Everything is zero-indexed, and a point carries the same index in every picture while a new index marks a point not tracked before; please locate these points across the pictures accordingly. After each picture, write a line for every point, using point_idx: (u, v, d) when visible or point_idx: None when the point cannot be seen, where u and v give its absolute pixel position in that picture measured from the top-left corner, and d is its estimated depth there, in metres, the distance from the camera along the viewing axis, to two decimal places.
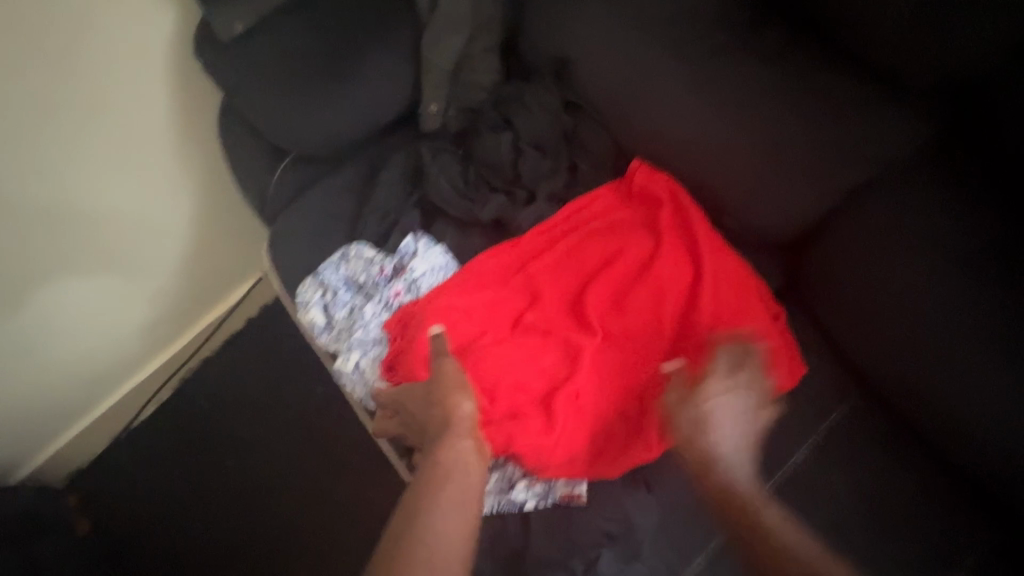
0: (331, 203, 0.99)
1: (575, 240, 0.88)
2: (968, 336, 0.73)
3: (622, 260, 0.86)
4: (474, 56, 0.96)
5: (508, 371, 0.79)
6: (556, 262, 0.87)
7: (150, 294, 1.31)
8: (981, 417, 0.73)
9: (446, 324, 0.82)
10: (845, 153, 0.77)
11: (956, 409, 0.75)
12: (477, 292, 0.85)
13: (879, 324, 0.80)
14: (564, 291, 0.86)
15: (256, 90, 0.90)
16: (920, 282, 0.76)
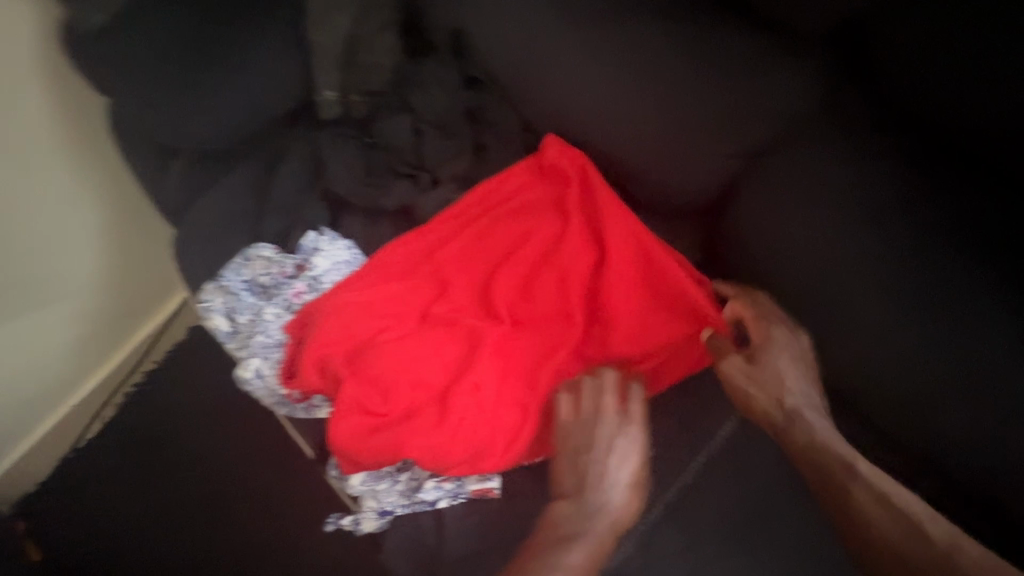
0: (233, 201, 0.93)
1: (484, 225, 0.84)
2: (908, 305, 0.67)
3: (532, 243, 0.82)
4: (368, 35, 0.89)
5: (406, 368, 0.75)
6: (459, 248, 0.83)
7: (73, 309, 1.26)
8: (931, 390, 0.67)
9: (343, 321, 0.77)
10: (743, 111, 0.72)
11: (904, 383, 0.69)
12: (379, 285, 0.80)
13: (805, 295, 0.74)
14: (467, 278, 0.81)
15: (129, 86, 0.83)
16: (845, 244, 0.70)
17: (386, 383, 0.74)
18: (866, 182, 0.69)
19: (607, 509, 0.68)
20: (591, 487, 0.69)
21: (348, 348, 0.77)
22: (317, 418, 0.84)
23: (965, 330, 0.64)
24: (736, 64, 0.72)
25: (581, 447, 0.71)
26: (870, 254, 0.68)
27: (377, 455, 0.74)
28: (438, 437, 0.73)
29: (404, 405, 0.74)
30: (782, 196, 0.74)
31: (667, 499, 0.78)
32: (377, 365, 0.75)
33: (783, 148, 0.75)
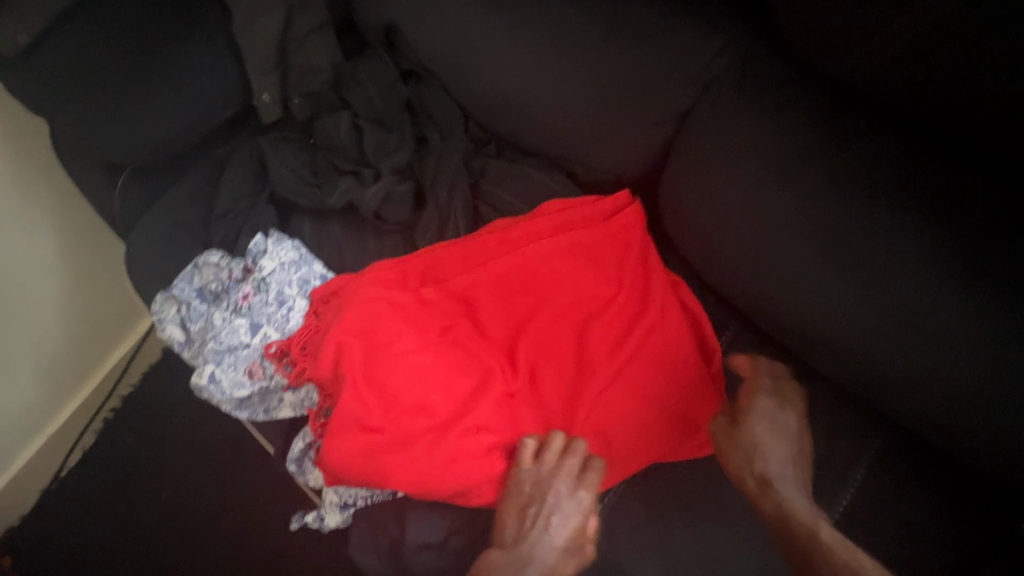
0: (181, 213, 0.93)
1: (484, 244, 0.81)
2: (922, 296, 0.63)
3: (551, 256, 0.80)
4: (301, 37, 0.92)
5: (403, 394, 0.72)
6: (486, 265, 0.79)
7: (35, 336, 1.25)
8: (921, 374, 0.66)
9: (333, 351, 0.73)
10: (668, 79, 0.73)
11: (898, 366, 0.67)
12: (371, 307, 0.75)
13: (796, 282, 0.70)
14: (471, 287, 0.79)
15: (63, 106, 0.83)
16: (854, 238, 0.65)
17: (389, 400, 0.72)
18: (790, 140, 0.68)
19: (535, 566, 0.66)
20: (526, 537, 0.67)
21: (357, 364, 0.72)
22: (278, 419, 0.83)
23: (927, 307, 0.63)
24: (653, 33, 0.72)
25: (529, 497, 0.69)
26: (800, 215, 0.68)
27: (362, 473, 0.71)
28: (423, 449, 0.71)
29: (403, 422, 0.71)
30: (705, 163, 0.73)
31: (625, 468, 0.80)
32: (388, 377, 0.72)
33: (704, 112, 0.73)
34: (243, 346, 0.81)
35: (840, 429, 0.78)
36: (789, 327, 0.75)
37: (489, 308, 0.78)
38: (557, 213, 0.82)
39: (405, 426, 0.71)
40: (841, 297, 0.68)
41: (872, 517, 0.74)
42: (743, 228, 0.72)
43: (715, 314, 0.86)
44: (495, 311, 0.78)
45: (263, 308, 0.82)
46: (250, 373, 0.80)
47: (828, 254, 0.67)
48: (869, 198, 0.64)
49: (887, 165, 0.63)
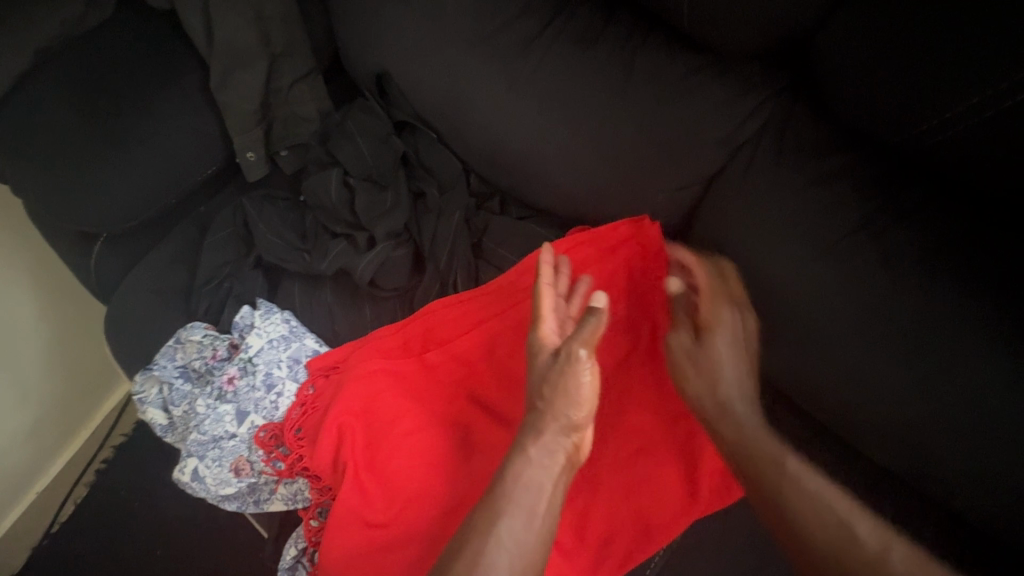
0: (161, 280, 0.86)
1: (495, 301, 0.73)
2: (986, 394, 0.53)
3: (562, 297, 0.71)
4: (285, 89, 0.84)
5: (404, 484, 0.65)
6: (493, 307, 0.72)
7: (20, 399, 1.19)
8: (981, 481, 0.55)
9: (330, 434, 0.67)
10: (692, 140, 0.66)
11: (951, 470, 0.57)
12: (370, 383, 0.70)
13: (829, 367, 0.62)
14: (472, 350, 0.71)
15: (25, 176, 0.75)
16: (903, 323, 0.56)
17: (389, 486, 0.65)
18: (832, 205, 0.60)
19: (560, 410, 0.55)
20: (551, 381, 0.56)
21: (355, 443, 0.67)
22: (269, 511, 0.76)
23: (996, 411, 0.53)
24: (671, 92, 0.65)
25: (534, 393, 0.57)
26: (854, 291, 0.59)
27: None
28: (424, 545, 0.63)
29: (403, 513, 0.64)
30: (745, 227, 0.65)
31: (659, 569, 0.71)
32: (387, 465, 0.65)
33: (734, 174, 0.66)
34: (229, 437, 0.73)
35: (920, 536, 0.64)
36: (843, 421, 0.64)
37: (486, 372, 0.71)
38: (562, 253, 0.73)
39: (408, 519, 0.64)
40: (888, 388, 0.58)
41: None
42: (789, 307, 0.63)
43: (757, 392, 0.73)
44: (504, 382, 0.70)
45: (249, 394, 0.74)
46: (235, 469, 0.72)
47: (892, 337, 0.57)
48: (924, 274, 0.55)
49: (942, 237, 0.56)
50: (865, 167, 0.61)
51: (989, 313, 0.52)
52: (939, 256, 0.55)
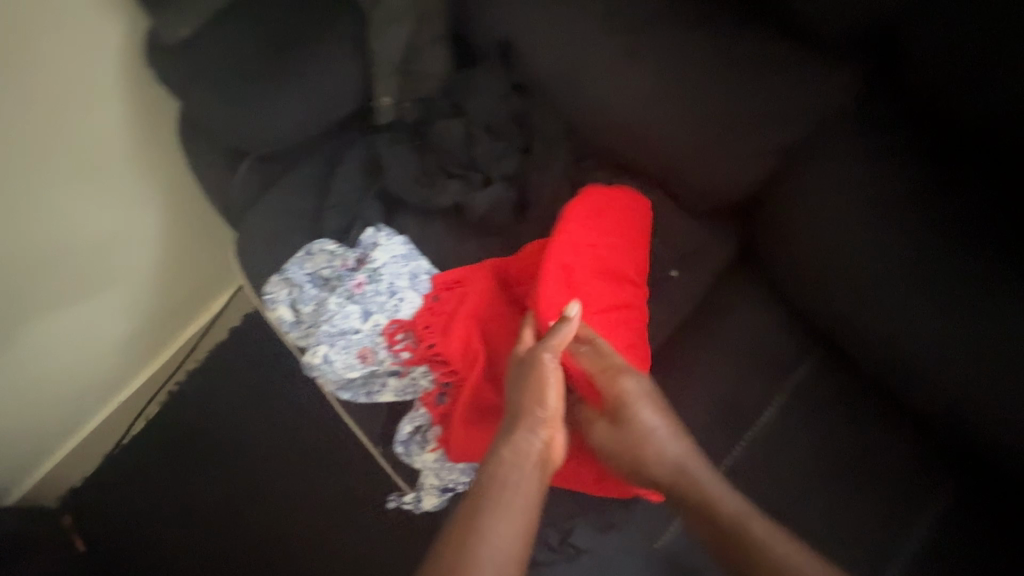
0: (294, 202, 0.99)
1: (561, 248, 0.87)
2: (990, 326, 0.74)
3: (597, 249, 0.84)
4: (422, 48, 0.98)
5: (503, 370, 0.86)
6: (543, 254, 0.85)
7: (126, 308, 1.32)
8: (992, 399, 0.75)
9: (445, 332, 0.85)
10: (780, 111, 0.80)
11: (963, 388, 0.77)
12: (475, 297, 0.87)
13: (879, 307, 0.81)
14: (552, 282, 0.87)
15: (207, 95, 0.90)
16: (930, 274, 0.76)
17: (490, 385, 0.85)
18: (884, 172, 0.78)
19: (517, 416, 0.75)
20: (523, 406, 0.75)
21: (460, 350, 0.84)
22: (378, 403, 0.88)
23: (1001, 338, 0.73)
24: (767, 71, 0.80)
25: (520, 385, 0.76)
26: (888, 239, 0.78)
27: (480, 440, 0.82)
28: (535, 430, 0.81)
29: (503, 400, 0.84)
30: (816, 198, 0.83)
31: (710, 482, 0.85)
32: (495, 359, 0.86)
33: (804, 146, 0.83)
34: (355, 331, 0.86)
35: (900, 448, 0.87)
36: (867, 343, 0.85)
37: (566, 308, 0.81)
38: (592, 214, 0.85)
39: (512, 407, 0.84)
40: (918, 321, 0.78)
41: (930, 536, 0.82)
42: (841, 253, 0.82)
43: (799, 347, 0.92)
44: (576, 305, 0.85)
45: (375, 297, 0.87)
46: (362, 356, 0.85)
47: (910, 274, 0.78)
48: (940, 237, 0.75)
49: (952, 204, 0.75)
50: (915, 145, 0.78)
51: (987, 259, 0.73)
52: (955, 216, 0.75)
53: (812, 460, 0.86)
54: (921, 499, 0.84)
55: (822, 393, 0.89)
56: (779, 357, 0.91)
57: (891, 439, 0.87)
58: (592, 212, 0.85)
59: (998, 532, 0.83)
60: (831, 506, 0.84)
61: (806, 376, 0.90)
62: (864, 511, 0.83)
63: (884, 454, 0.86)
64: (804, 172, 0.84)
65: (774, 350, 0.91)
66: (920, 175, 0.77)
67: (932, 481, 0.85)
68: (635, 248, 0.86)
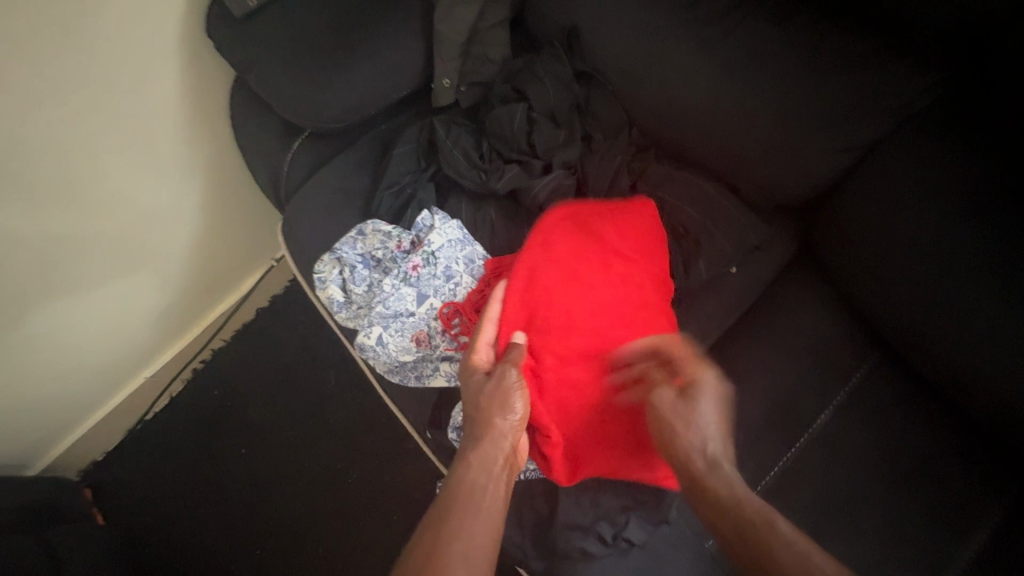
0: (346, 180, 0.98)
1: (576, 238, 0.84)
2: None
3: (613, 243, 0.83)
4: (484, 31, 0.96)
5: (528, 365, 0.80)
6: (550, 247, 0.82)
7: (161, 283, 1.31)
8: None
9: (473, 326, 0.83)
10: (863, 107, 0.76)
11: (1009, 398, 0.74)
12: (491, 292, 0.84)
13: (929, 313, 0.78)
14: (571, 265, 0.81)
15: (269, 68, 0.89)
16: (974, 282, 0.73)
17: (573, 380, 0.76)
18: (980, 177, 0.73)
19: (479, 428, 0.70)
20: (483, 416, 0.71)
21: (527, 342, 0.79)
22: (428, 386, 0.87)
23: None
24: (852, 66, 0.76)
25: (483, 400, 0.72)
26: (983, 250, 0.72)
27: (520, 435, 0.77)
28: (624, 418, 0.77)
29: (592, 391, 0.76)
30: (871, 197, 0.81)
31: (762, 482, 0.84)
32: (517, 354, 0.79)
33: (896, 145, 0.78)
34: (409, 314, 0.85)
35: (960, 459, 0.83)
36: (944, 358, 0.79)
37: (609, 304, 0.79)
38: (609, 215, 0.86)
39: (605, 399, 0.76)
40: (961, 330, 0.76)
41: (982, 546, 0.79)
42: (903, 259, 0.79)
43: (855, 349, 0.90)
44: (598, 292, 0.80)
45: (430, 281, 0.85)
46: (416, 340, 0.84)
47: (1005, 290, 0.71)
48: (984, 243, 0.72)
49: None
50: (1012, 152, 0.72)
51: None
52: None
53: (868, 463, 0.84)
54: (975, 508, 0.81)
55: (877, 392, 0.88)
56: (836, 360, 0.90)
57: (947, 443, 0.84)
58: (607, 214, 0.86)
59: None
60: (889, 514, 0.81)
61: (862, 381, 0.89)
62: (919, 520, 0.81)
63: (942, 463, 0.83)
64: (867, 168, 0.81)
65: (831, 353, 0.90)
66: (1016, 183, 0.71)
67: (994, 495, 0.81)
68: (649, 240, 0.85)
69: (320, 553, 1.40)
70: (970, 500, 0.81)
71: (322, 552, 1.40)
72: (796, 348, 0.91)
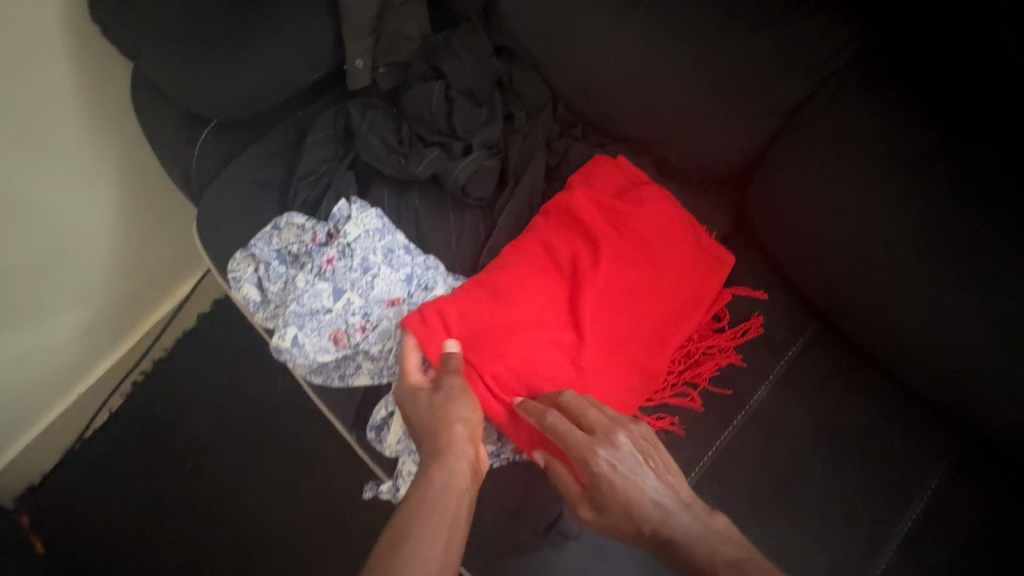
0: (259, 172, 0.93)
1: (552, 225, 0.81)
2: (951, 290, 0.69)
3: (557, 229, 0.80)
4: (398, 6, 0.91)
5: (509, 348, 0.72)
6: (522, 250, 0.79)
7: (78, 294, 1.23)
8: (994, 375, 0.70)
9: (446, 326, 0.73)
10: (787, 69, 0.73)
11: (949, 358, 0.72)
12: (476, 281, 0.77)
13: (851, 277, 0.77)
14: (536, 249, 0.79)
15: (161, 54, 0.83)
16: (909, 240, 0.71)
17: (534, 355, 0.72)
18: (909, 129, 0.69)
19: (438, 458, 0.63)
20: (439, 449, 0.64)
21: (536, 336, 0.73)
22: (352, 386, 0.81)
23: (996, 298, 0.67)
24: (771, 23, 0.73)
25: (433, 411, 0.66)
26: (903, 212, 0.70)
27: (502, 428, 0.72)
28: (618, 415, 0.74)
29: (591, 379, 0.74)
30: (792, 169, 0.78)
31: (697, 469, 0.80)
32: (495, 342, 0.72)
33: (820, 102, 0.75)
34: (325, 311, 0.79)
35: (895, 420, 0.82)
36: (881, 318, 0.77)
37: (632, 295, 0.77)
38: (588, 180, 0.83)
39: (602, 390, 0.74)
40: (904, 286, 0.73)
41: (928, 516, 0.78)
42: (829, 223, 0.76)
43: (792, 322, 0.87)
44: (564, 267, 0.78)
45: (346, 274, 0.80)
46: (334, 338, 0.79)
47: (923, 256, 0.70)
48: (910, 199, 0.70)
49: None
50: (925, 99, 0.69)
51: (983, 222, 0.66)
52: (982, 178, 0.66)
53: (808, 438, 0.82)
54: (918, 476, 0.79)
55: (814, 366, 0.85)
56: (774, 332, 0.87)
57: (889, 413, 0.82)
58: (574, 195, 0.81)
59: (999, 504, 0.78)
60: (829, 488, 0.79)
61: (801, 353, 0.86)
62: (858, 490, 0.79)
63: (881, 426, 0.82)
64: (788, 138, 0.78)
65: (771, 326, 0.87)
66: (942, 135, 0.68)
67: (932, 452, 0.81)
68: (615, 192, 0.83)
69: (273, 567, 1.34)
70: (912, 470, 0.80)
71: (275, 566, 1.34)
72: (730, 334, 0.85)
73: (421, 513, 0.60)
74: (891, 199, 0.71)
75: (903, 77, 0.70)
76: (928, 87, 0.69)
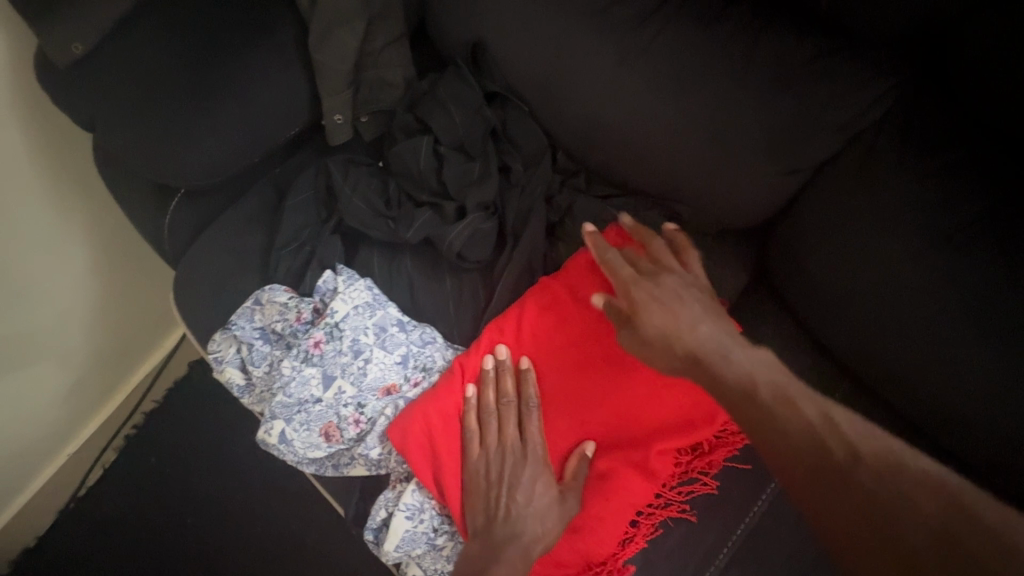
0: (236, 240, 0.85)
1: (541, 307, 0.73)
2: (997, 379, 0.61)
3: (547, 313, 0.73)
4: (376, 52, 0.83)
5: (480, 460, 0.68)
6: (508, 339, 0.73)
7: (58, 357, 1.17)
8: None
9: (417, 430, 0.69)
10: (811, 123, 0.66)
11: (1000, 447, 0.64)
12: (452, 377, 0.72)
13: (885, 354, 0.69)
14: (526, 339, 0.73)
15: (119, 124, 0.76)
16: (948, 324, 0.63)
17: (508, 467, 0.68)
18: (954, 198, 0.62)
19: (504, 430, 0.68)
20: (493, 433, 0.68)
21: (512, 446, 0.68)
22: (348, 476, 0.76)
23: None
24: (788, 75, 0.66)
25: (486, 413, 0.69)
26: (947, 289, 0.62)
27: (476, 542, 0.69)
28: (609, 529, 0.67)
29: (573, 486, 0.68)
30: (817, 235, 0.70)
31: (718, 557, 0.71)
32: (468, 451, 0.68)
33: (850, 161, 0.67)
34: (315, 401, 0.73)
35: None
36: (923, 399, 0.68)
37: (625, 384, 0.69)
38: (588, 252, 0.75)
39: (596, 504, 0.67)
40: (943, 372, 0.65)
41: None
42: (857, 295, 0.68)
43: (821, 386, 0.80)
44: (555, 362, 0.72)
45: (336, 358, 0.74)
46: (326, 433, 0.73)
47: (961, 342, 0.62)
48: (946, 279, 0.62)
49: None
50: (965, 165, 0.62)
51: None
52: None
53: None
54: None
55: None
56: None
57: None
58: (567, 273, 0.74)
59: None
60: None
61: None
62: None
63: None
64: (815, 197, 0.70)
65: None
66: (992, 205, 0.61)
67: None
68: None
69: None
70: None
71: None
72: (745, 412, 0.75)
73: (473, 488, 0.68)
74: (929, 277, 0.63)
75: (943, 138, 0.63)
76: (970, 150, 0.62)
